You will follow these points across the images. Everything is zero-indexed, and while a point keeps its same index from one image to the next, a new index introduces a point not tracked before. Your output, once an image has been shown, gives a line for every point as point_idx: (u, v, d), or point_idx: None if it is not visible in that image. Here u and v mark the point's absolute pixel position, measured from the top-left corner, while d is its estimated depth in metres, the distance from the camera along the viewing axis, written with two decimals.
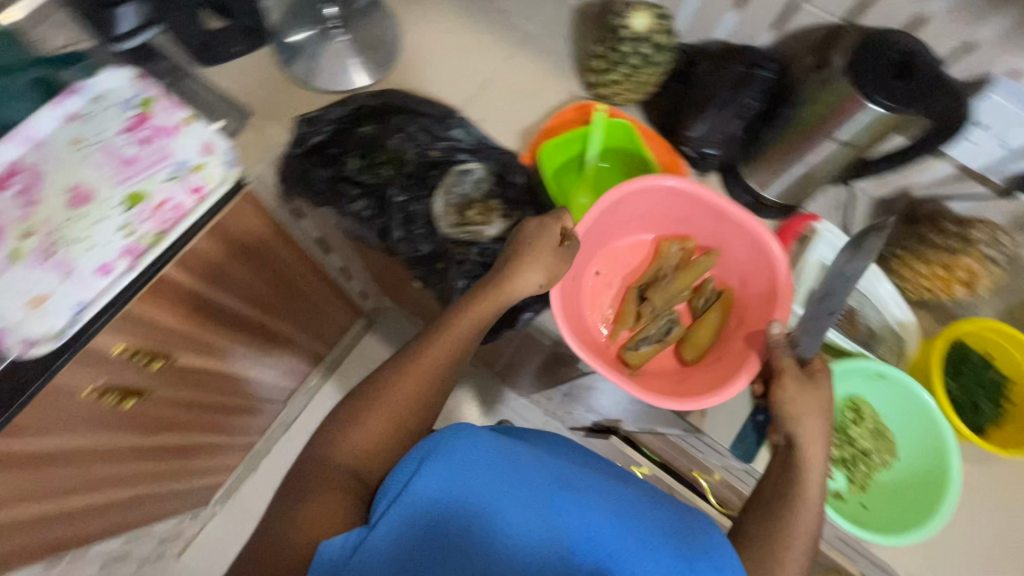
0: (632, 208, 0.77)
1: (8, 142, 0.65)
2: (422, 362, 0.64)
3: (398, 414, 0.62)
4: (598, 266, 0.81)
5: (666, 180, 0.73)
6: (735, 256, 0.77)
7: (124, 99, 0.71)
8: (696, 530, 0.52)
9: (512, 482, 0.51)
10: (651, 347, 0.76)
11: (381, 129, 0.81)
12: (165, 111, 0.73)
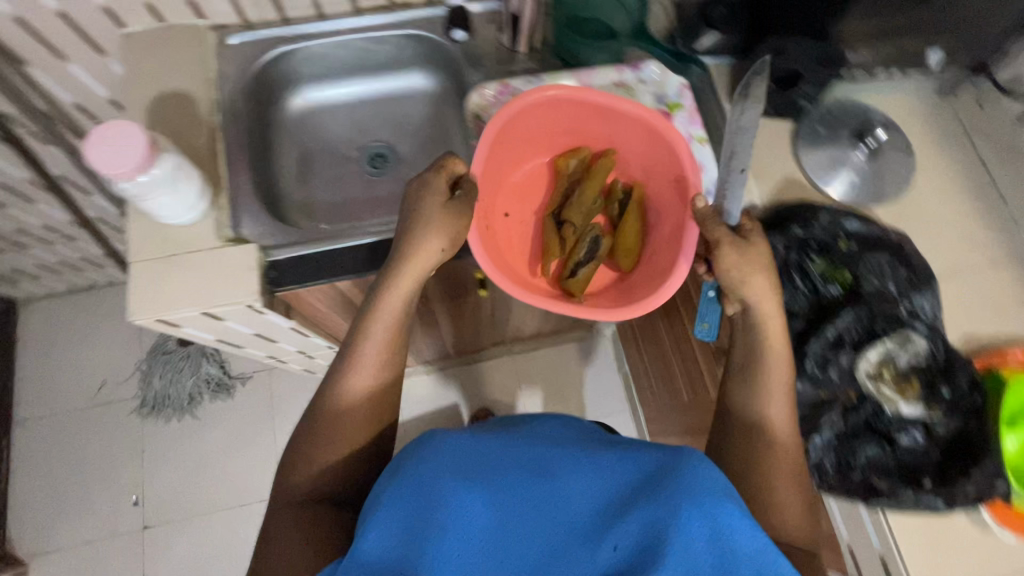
0: (527, 127, 0.77)
1: (571, 75, 0.83)
2: (367, 351, 0.63)
3: (341, 436, 0.60)
4: (506, 205, 0.83)
5: (548, 93, 0.74)
6: (633, 154, 0.79)
7: (663, 95, 0.83)
8: (632, 468, 0.51)
9: (487, 490, 0.49)
10: (588, 267, 0.76)
11: (859, 251, 0.72)
12: (687, 121, 0.82)
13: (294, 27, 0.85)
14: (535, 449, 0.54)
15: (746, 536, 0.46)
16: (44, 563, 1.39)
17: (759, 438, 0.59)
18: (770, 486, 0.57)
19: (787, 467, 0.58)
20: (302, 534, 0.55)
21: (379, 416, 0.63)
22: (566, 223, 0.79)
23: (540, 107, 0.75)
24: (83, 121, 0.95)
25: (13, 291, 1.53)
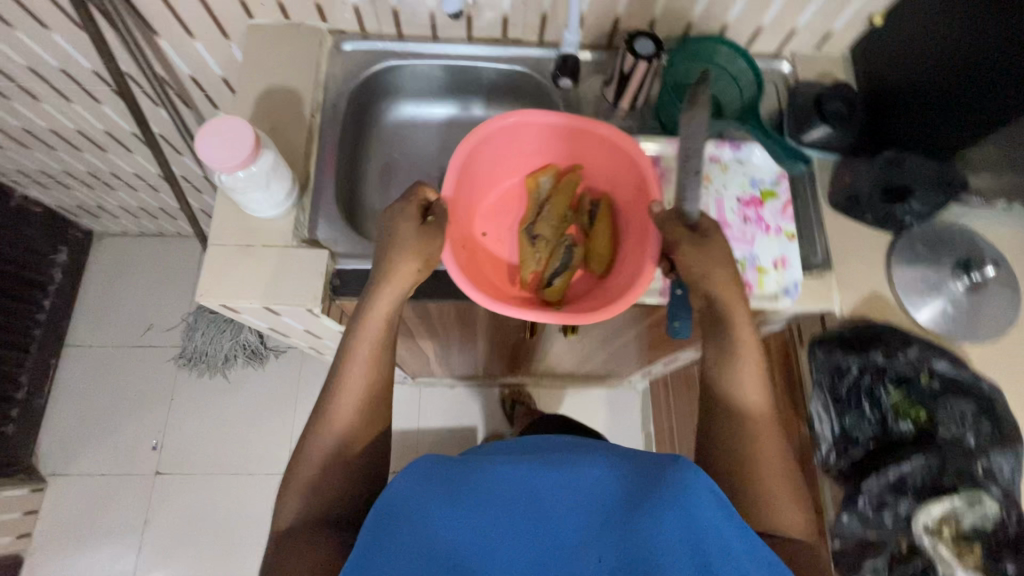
0: (492, 154, 0.77)
1: (667, 142, 0.81)
2: (354, 363, 0.65)
3: (332, 459, 0.62)
4: (484, 225, 0.82)
5: (506, 120, 0.73)
6: (598, 167, 0.78)
7: (758, 179, 0.80)
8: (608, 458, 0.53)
9: (463, 507, 0.50)
10: (563, 275, 0.77)
11: (942, 394, 0.67)
12: (777, 212, 0.79)
13: (406, 44, 0.87)
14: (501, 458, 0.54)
15: (733, 534, 0.50)
16: (61, 484, 1.46)
17: (749, 439, 0.61)
18: (763, 478, 0.59)
19: (776, 461, 0.60)
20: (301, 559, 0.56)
21: (372, 420, 0.65)
22: (537, 236, 0.79)
23: (498, 135, 0.74)
24: (193, 91, 1.00)
25: (92, 224, 1.62)
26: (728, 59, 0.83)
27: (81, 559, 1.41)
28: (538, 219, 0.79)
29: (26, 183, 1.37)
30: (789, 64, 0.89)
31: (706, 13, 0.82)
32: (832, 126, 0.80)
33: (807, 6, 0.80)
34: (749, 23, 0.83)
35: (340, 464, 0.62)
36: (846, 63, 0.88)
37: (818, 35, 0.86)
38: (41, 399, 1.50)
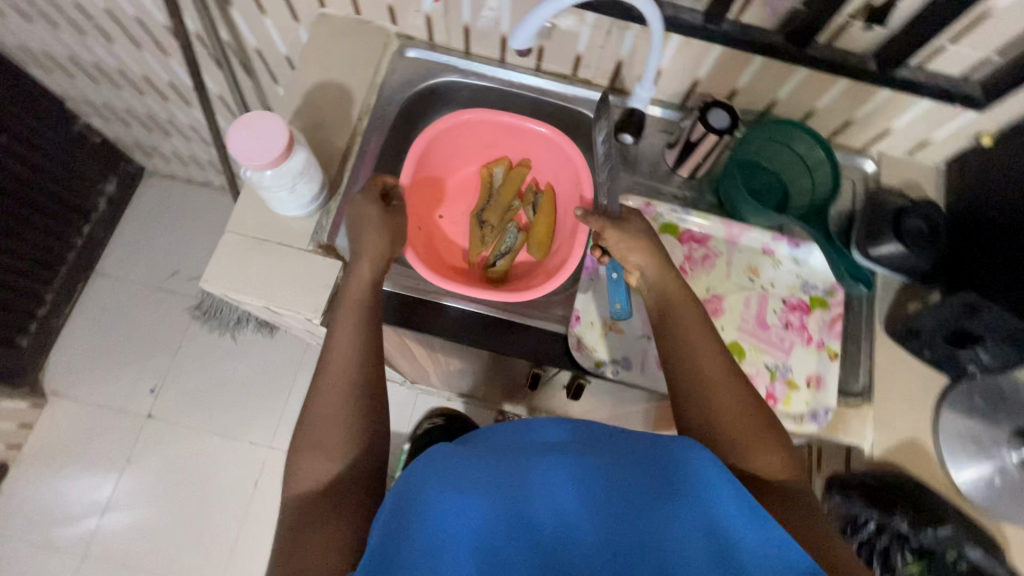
0: (451, 145, 0.84)
1: (723, 223, 0.76)
2: (343, 332, 0.61)
3: (336, 428, 0.57)
4: (443, 210, 0.89)
5: (464, 113, 0.81)
6: (543, 161, 0.86)
7: (810, 284, 0.74)
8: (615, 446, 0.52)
9: (478, 489, 0.47)
10: (507, 258, 0.83)
11: None
12: (824, 325, 0.72)
13: (472, 62, 0.83)
14: (507, 440, 0.54)
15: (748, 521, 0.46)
16: (60, 405, 1.51)
17: (710, 385, 0.57)
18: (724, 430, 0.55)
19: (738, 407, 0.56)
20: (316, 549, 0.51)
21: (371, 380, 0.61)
22: (485, 223, 0.85)
23: (456, 128, 0.82)
24: (256, 63, 1.00)
25: (144, 161, 1.67)
26: (807, 148, 0.76)
27: (60, 481, 1.45)
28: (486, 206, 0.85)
29: (90, 113, 1.41)
30: (876, 162, 0.81)
31: (795, 94, 0.75)
32: (902, 248, 0.70)
33: (909, 110, 0.72)
34: (840, 114, 0.76)
35: (347, 430, 0.58)
36: (939, 176, 0.80)
37: (914, 141, 0.77)
38: (60, 319, 1.55)
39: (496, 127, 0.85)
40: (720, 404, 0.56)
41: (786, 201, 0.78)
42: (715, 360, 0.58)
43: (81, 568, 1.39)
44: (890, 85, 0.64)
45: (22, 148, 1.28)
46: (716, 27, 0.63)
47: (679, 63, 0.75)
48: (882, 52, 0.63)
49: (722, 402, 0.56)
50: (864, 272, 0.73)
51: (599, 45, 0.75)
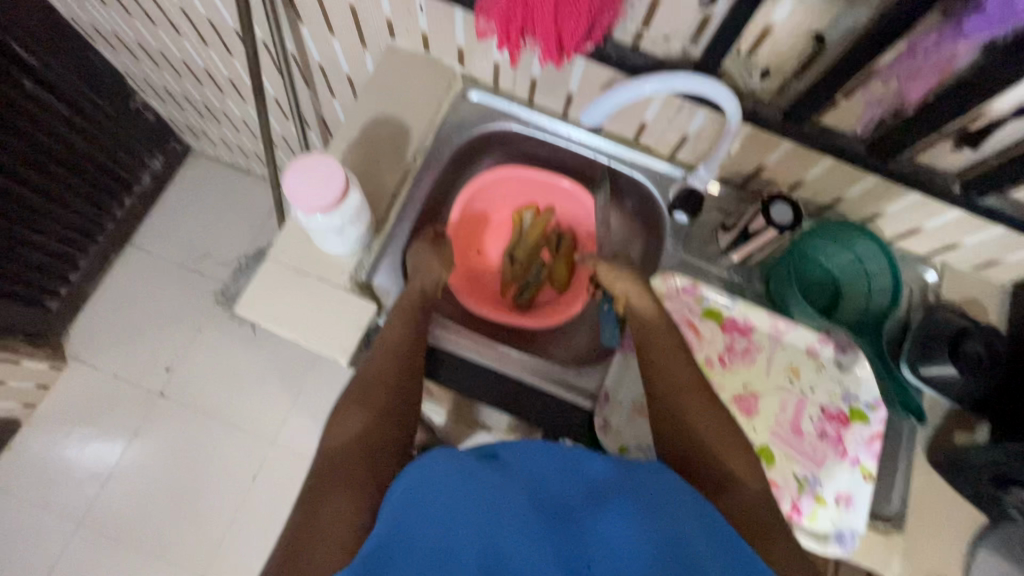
0: (486, 194, 0.85)
1: (768, 317, 0.73)
2: (394, 329, 0.64)
3: (381, 394, 0.59)
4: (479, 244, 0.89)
5: (499, 173, 0.83)
6: (568, 207, 0.87)
7: (851, 395, 0.70)
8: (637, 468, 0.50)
9: (471, 503, 0.44)
10: (531, 291, 0.87)
11: None
12: (861, 440, 0.68)
13: (533, 112, 0.81)
14: (524, 454, 0.50)
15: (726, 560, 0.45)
16: (78, 370, 1.53)
17: (683, 381, 0.61)
18: (696, 428, 0.57)
19: (702, 406, 0.59)
20: (346, 497, 0.49)
21: (410, 361, 0.63)
22: (512, 261, 0.87)
23: (491, 185, 0.85)
24: (317, 78, 1.00)
25: (192, 142, 1.69)
26: (869, 256, 0.73)
27: (67, 446, 1.47)
28: (513, 247, 0.87)
29: (148, 93, 1.44)
30: (938, 274, 0.77)
31: (863, 197, 0.72)
32: (958, 373, 0.66)
33: (981, 232, 0.68)
34: (908, 223, 0.72)
35: (388, 397, 0.59)
36: (1004, 299, 0.76)
37: (983, 260, 0.74)
38: (90, 287, 1.58)
39: (526, 181, 0.86)
40: (684, 398, 0.59)
41: (837, 303, 0.76)
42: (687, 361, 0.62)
43: (75, 536, 1.40)
44: (972, 210, 0.61)
45: (79, 120, 1.31)
46: (796, 126, 0.60)
47: (747, 147, 0.72)
48: (969, 175, 0.60)
49: (690, 398, 0.59)
50: (917, 405, 0.70)
51: (667, 118, 0.73)
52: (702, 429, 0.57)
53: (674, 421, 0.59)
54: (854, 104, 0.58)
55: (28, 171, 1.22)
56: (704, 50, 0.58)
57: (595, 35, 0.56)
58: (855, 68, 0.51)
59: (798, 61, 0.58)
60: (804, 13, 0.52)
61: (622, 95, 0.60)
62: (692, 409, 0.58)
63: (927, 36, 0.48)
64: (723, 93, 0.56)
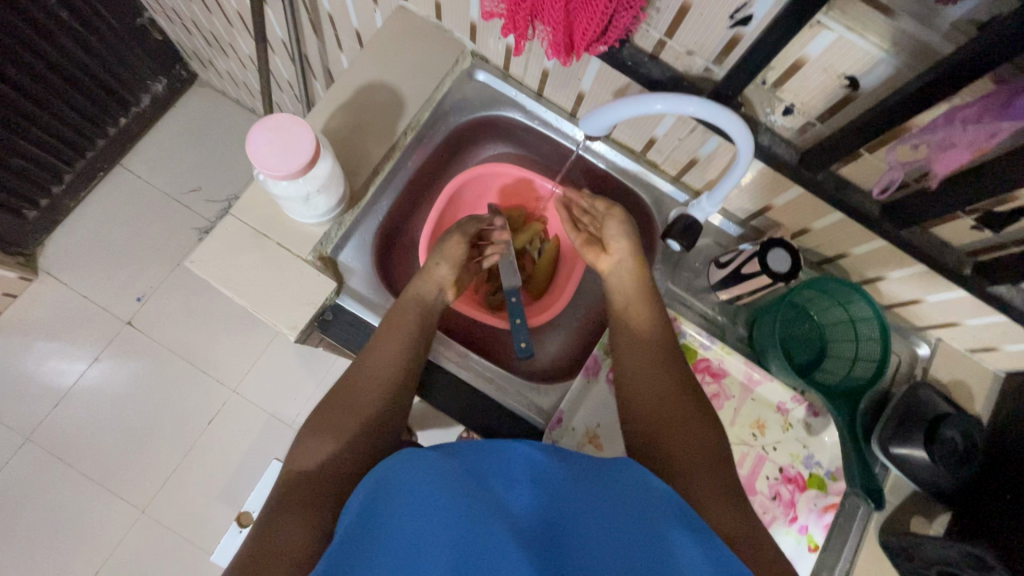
0: (477, 191, 0.82)
1: (745, 365, 0.69)
2: (387, 334, 0.62)
3: (365, 399, 0.57)
4: None
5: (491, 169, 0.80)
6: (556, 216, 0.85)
7: (813, 460, 0.67)
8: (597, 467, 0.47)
9: (430, 500, 0.39)
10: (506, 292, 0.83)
11: None
12: (812, 507, 0.65)
13: (540, 105, 0.76)
14: (486, 463, 0.45)
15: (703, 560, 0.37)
16: (47, 284, 1.49)
17: (648, 399, 0.58)
18: (664, 438, 0.55)
19: (663, 413, 0.57)
20: (299, 525, 0.47)
21: (400, 387, 0.59)
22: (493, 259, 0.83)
23: (480, 179, 0.81)
24: (325, 27, 0.94)
25: (199, 70, 1.63)
26: (863, 318, 0.68)
27: (27, 359, 1.44)
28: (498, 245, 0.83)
29: (157, 12, 1.36)
30: (931, 348, 0.73)
31: (868, 256, 0.67)
32: (927, 458, 0.63)
33: (983, 316, 0.64)
34: (909, 291, 0.68)
35: (360, 428, 0.56)
36: (994, 387, 0.71)
37: (981, 344, 0.69)
38: (72, 202, 1.53)
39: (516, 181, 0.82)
40: (669, 403, 0.58)
41: (818, 361, 0.73)
42: (651, 372, 0.60)
43: (21, 450, 1.39)
44: (980, 296, 0.56)
45: (83, 31, 1.24)
46: (810, 173, 0.55)
47: (756, 182, 0.68)
48: (982, 257, 0.55)
49: (669, 406, 0.57)
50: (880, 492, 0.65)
51: (678, 137, 0.68)
52: (667, 444, 0.55)
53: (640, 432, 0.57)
54: (875, 160, 0.53)
55: (19, 75, 1.15)
56: (726, 74, 0.52)
57: (610, 37, 0.51)
58: (885, 123, 0.46)
59: (826, 103, 0.53)
60: (841, 52, 0.47)
61: (635, 108, 0.53)
62: (652, 425, 0.57)
63: (971, 107, 0.42)
64: (736, 126, 0.51)
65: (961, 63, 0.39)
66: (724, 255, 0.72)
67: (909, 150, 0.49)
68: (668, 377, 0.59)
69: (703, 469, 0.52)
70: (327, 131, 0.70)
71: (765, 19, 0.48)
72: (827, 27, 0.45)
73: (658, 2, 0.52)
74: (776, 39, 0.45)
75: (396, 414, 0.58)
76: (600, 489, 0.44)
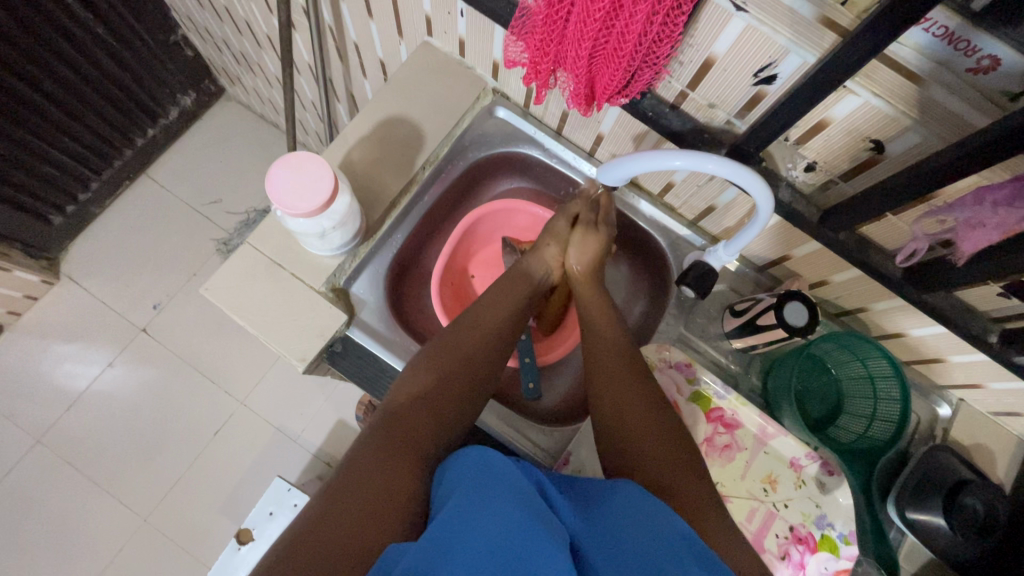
0: (492, 224, 0.83)
1: (759, 417, 0.68)
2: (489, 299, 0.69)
3: (466, 346, 0.63)
4: (475, 271, 0.85)
5: (504, 204, 0.80)
6: None
7: (826, 520, 0.64)
8: (604, 490, 0.50)
9: (485, 499, 0.42)
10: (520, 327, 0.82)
11: None
12: (822, 567, 0.62)
13: (559, 144, 0.76)
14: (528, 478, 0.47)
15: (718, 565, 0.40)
16: (67, 289, 1.52)
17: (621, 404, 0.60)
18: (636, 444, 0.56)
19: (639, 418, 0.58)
20: (397, 464, 0.50)
21: (496, 339, 0.66)
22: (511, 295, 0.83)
23: (494, 214, 0.81)
24: (350, 55, 0.96)
25: (227, 85, 1.67)
26: (882, 376, 0.66)
27: (43, 361, 1.47)
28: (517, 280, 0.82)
29: (189, 28, 1.40)
30: (952, 409, 0.71)
31: (890, 313, 0.65)
32: (945, 526, 0.61)
33: (1008, 380, 0.62)
34: (931, 350, 0.66)
35: (461, 370, 0.61)
36: (1019, 453, 0.68)
37: (1006, 408, 0.66)
38: (97, 209, 1.57)
39: (528, 216, 0.82)
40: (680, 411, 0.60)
41: (834, 416, 0.71)
42: (620, 383, 0.61)
43: (31, 451, 1.40)
44: (1006, 365, 0.54)
45: (118, 46, 1.28)
46: (831, 232, 0.54)
47: (775, 232, 0.67)
48: (1010, 325, 0.53)
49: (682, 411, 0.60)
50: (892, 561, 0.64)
51: (696, 184, 0.67)
52: (641, 442, 0.56)
53: (614, 443, 0.58)
54: (901, 223, 0.52)
55: (53, 86, 1.19)
56: (748, 130, 0.52)
57: (632, 90, 0.50)
58: (910, 191, 0.45)
59: (849, 163, 0.52)
60: (868, 116, 0.46)
61: (653, 163, 0.54)
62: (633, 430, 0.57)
63: (1002, 188, 0.41)
64: (755, 183, 0.50)
65: (997, 136, 0.38)
66: (739, 303, 0.71)
67: (936, 219, 0.48)
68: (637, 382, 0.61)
69: (676, 469, 0.53)
70: (347, 164, 0.71)
71: (790, 80, 0.47)
72: (854, 92, 0.45)
73: (682, 57, 0.52)
74: (798, 103, 0.45)
75: (493, 360, 0.64)
76: (610, 514, 0.46)
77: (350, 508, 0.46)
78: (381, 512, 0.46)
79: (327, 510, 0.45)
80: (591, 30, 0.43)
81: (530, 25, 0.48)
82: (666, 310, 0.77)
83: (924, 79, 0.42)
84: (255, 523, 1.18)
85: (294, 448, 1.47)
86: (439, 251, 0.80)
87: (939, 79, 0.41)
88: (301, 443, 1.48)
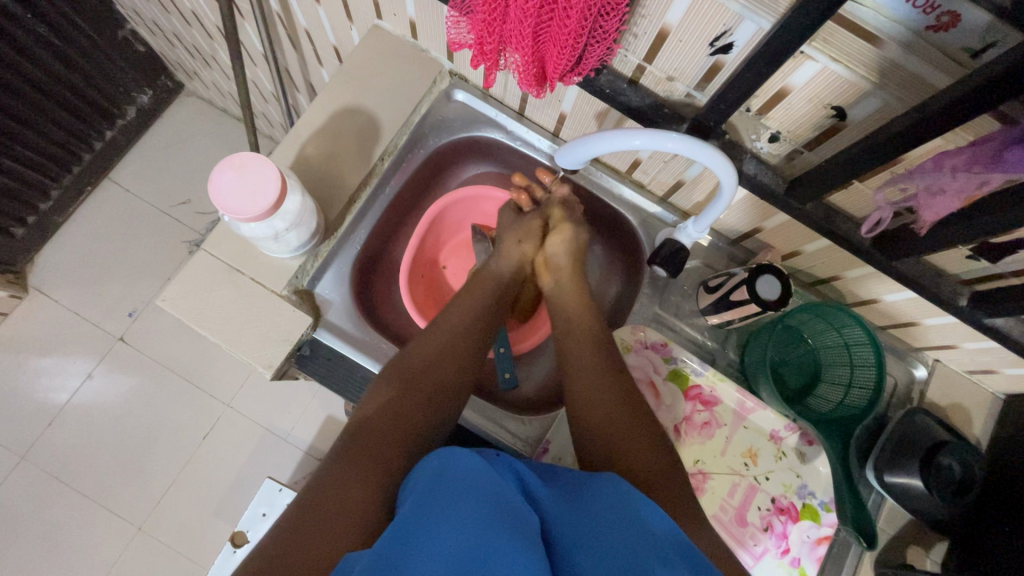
0: (458, 214, 0.81)
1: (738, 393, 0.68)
2: (457, 306, 0.68)
3: (434, 351, 0.62)
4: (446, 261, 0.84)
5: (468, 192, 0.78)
6: None
7: (807, 489, 0.64)
8: (580, 483, 0.49)
9: (451, 499, 0.40)
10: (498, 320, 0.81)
11: None
12: (806, 534, 0.63)
13: (522, 125, 0.74)
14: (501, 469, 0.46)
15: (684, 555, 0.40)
16: (37, 302, 1.48)
17: (595, 402, 0.59)
18: (616, 437, 0.55)
19: (613, 411, 0.58)
20: (362, 479, 0.48)
21: (466, 337, 0.65)
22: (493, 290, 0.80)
23: (459, 203, 0.79)
24: (303, 43, 0.91)
25: (184, 80, 1.61)
26: (857, 343, 0.66)
27: (20, 377, 1.44)
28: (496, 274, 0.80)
29: (138, 22, 1.33)
30: (928, 371, 0.71)
31: (863, 280, 0.64)
32: (922, 488, 0.60)
33: (980, 341, 0.62)
34: (905, 314, 0.66)
35: (430, 376, 0.60)
36: (994, 410, 0.69)
37: (980, 367, 0.66)
38: (60, 218, 1.52)
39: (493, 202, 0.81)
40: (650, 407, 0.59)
41: (812, 386, 0.71)
42: (588, 378, 0.61)
43: (16, 469, 1.38)
44: (976, 326, 0.54)
45: (65, 47, 1.21)
46: (798, 204, 0.53)
47: (746, 205, 0.65)
48: (979, 287, 0.53)
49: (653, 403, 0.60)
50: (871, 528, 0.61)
51: (662, 160, 0.66)
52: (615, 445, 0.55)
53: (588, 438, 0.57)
54: (867, 191, 0.50)
55: None
56: (708, 103, 0.50)
57: (584, 68, 0.48)
58: (873, 158, 0.44)
59: (812, 132, 0.50)
60: (828, 82, 0.44)
61: (612, 143, 0.52)
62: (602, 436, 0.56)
63: (961, 153, 0.39)
64: (712, 155, 0.48)
65: (958, 96, 0.36)
66: (713, 279, 0.70)
67: (897, 187, 0.47)
68: (602, 374, 0.61)
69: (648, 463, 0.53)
70: (302, 161, 0.68)
71: (746, 48, 0.45)
72: (812, 57, 0.43)
73: (635, 28, 0.49)
74: (756, 71, 0.43)
75: (460, 362, 0.62)
76: (583, 505, 0.45)
77: (312, 526, 0.44)
78: (340, 526, 0.45)
79: (286, 531, 0.44)
80: (532, 6, 0.41)
81: (472, 5, 0.45)
82: (641, 290, 0.76)
83: (885, 40, 0.40)
84: (249, 525, 1.18)
85: (285, 447, 1.47)
86: (407, 240, 0.79)
87: (899, 40, 0.39)
88: (291, 441, 1.48)
